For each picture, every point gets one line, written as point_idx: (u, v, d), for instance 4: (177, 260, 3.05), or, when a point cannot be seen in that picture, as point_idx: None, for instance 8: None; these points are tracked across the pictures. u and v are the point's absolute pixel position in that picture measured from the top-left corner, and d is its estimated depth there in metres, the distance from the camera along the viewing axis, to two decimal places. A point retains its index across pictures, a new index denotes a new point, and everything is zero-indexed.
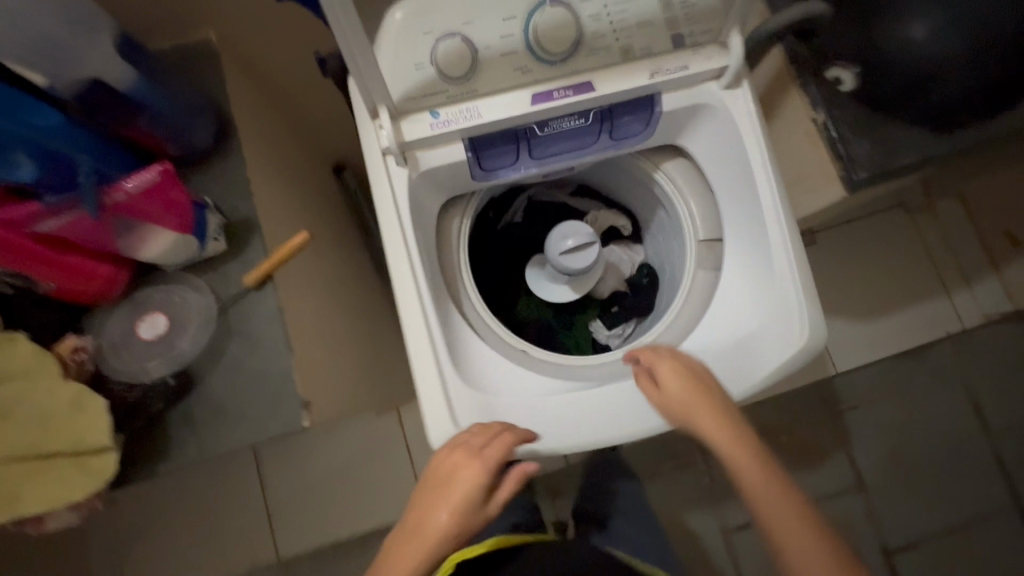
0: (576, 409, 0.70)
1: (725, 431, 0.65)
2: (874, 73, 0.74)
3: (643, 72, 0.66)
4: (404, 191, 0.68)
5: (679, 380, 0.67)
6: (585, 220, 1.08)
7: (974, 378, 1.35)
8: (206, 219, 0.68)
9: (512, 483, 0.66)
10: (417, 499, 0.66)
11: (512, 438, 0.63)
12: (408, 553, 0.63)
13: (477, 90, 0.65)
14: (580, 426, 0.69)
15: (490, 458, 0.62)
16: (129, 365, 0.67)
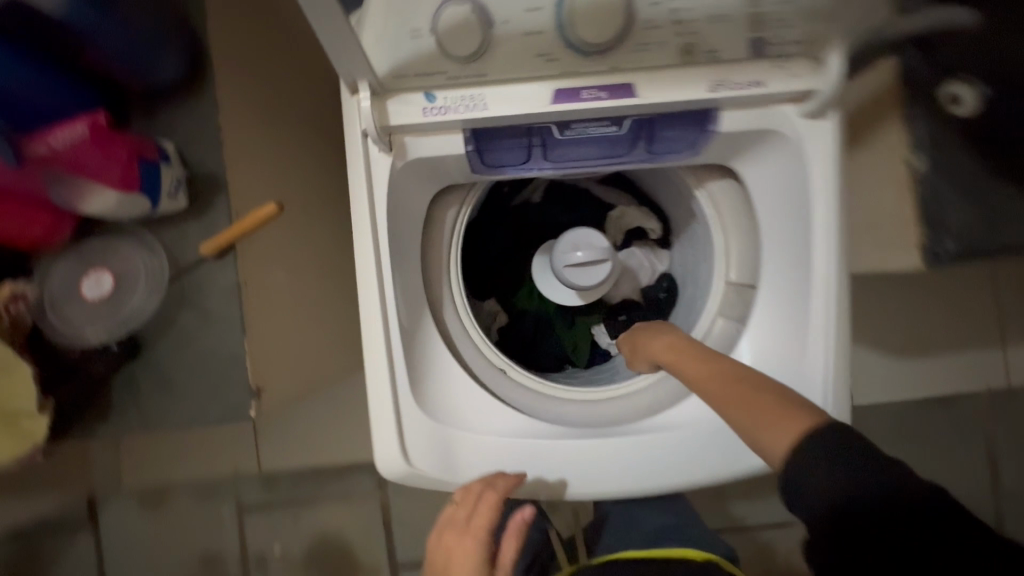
0: (542, 460, 0.62)
1: (667, 351, 0.64)
2: (1001, 109, 0.59)
3: (701, 83, 0.52)
4: (385, 182, 0.57)
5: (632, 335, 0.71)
6: (609, 214, 0.96)
7: (1003, 440, 1.22)
8: (157, 179, 0.59)
9: (515, 535, 0.65)
10: None
11: (495, 499, 0.59)
12: None
13: (486, 75, 0.51)
14: (542, 473, 0.62)
15: (480, 524, 0.60)
16: (70, 325, 0.62)
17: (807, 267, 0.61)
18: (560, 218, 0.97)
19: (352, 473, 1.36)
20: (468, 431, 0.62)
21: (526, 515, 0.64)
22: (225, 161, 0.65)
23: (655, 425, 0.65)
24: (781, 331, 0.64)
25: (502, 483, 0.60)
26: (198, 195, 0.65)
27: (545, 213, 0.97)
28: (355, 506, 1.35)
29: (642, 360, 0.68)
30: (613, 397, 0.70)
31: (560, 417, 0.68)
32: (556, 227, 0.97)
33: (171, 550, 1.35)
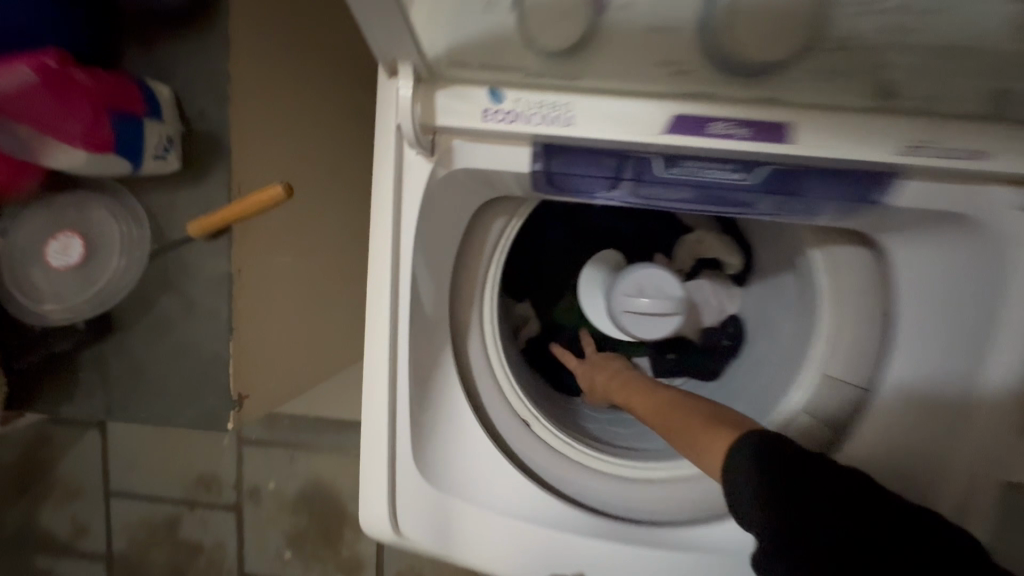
0: (559, 551, 0.52)
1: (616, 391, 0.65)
2: None
3: (892, 142, 0.35)
4: (419, 192, 0.43)
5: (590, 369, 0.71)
6: (686, 235, 0.78)
7: None
8: (137, 133, 0.47)
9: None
10: None
11: None
12: None
13: (578, 78, 0.36)
14: (552, 564, 0.52)
15: None
16: (30, 291, 0.52)
17: (966, 395, 0.46)
18: (623, 229, 0.80)
19: (351, 428, 1.36)
20: (473, 503, 0.51)
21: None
22: (230, 122, 0.52)
23: (700, 539, 0.53)
24: (907, 466, 0.48)
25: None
26: (192, 158, 0.53)
27: (605, 217, 0.79)
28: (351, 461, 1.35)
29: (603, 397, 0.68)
30: (656, 479, 0.58)
31: (585, 493, 0.57)
32: (618, 238, 0.79)
33: (172, 465, 1.39)
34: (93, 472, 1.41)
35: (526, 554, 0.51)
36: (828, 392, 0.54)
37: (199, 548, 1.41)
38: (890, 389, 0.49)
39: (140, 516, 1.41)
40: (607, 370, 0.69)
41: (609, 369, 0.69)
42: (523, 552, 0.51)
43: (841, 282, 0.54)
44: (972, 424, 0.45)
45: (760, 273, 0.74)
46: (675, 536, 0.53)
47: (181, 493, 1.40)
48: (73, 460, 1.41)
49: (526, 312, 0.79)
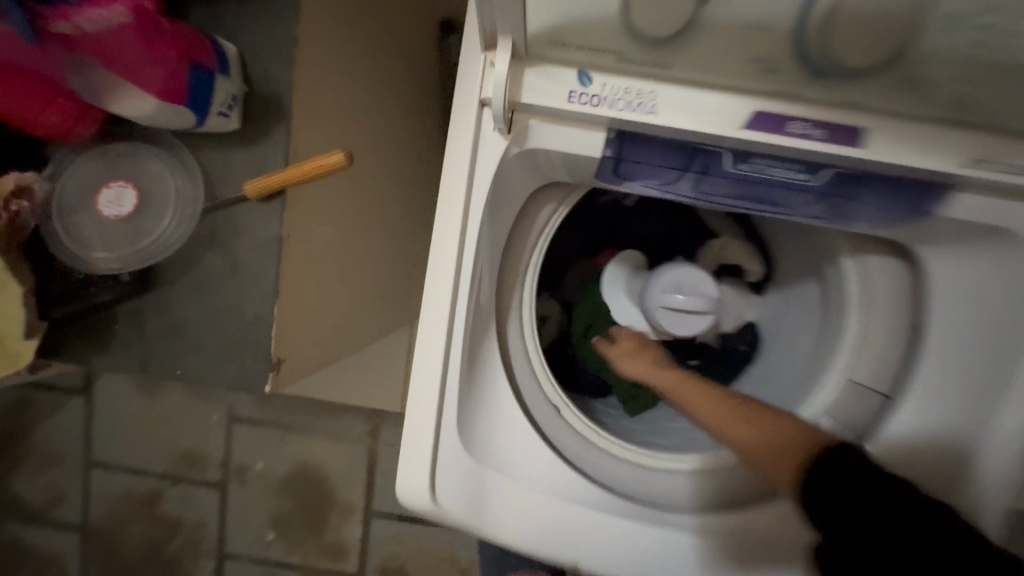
0: (598, 534, 0.52)
1: (658, 375, 0.58)
2: None
3: (951, 154, 0.38)
4: (492, 169, 0.44)
5: (634, 351, 0.62)
6: (710, 242, 0.75)
7: None
8: (210, 89, 0.46)
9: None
10: None
11: None
12: None
13: (668, 68, 0.38)
14: (591, 547, 0.52)
15: None
16: (81, 241, 0.52)
17: (992, 410, 0.47)
18: (648, 227, 0.78)
19: (347, 410, 1.35)
20: (509, 478, 0.52)
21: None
22: (294, 84, 0.52)
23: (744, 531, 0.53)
24: (927, 479, 0.49)
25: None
26: (252, 117, 0.53)
27: (632, 212, 0.78)
28: (345, 444, 1.34)
29: (634, 370, 0.61)
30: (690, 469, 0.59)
31: (617, 479, 0.58)
32: (642, 235, 0.78)
33: (161, 437, 1.37)
34: (78, 440, 1.39)
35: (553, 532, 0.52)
36: (854, 395, 0.56)
37: (182, 522, 1.38)
38: (911, 401, 0.52)
39: (124, 487, 1.38)
40: (645, 356, 0.61)
41: (643, 353, 0.62)
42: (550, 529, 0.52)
43: (872, 290, 0.56)
44: (992, 449, 0.47)
45: (780, 282, 0.73)
46: (717, 522, 0.54)
47: (169, 465, 1.37)
48: (58, 427, 1.39)
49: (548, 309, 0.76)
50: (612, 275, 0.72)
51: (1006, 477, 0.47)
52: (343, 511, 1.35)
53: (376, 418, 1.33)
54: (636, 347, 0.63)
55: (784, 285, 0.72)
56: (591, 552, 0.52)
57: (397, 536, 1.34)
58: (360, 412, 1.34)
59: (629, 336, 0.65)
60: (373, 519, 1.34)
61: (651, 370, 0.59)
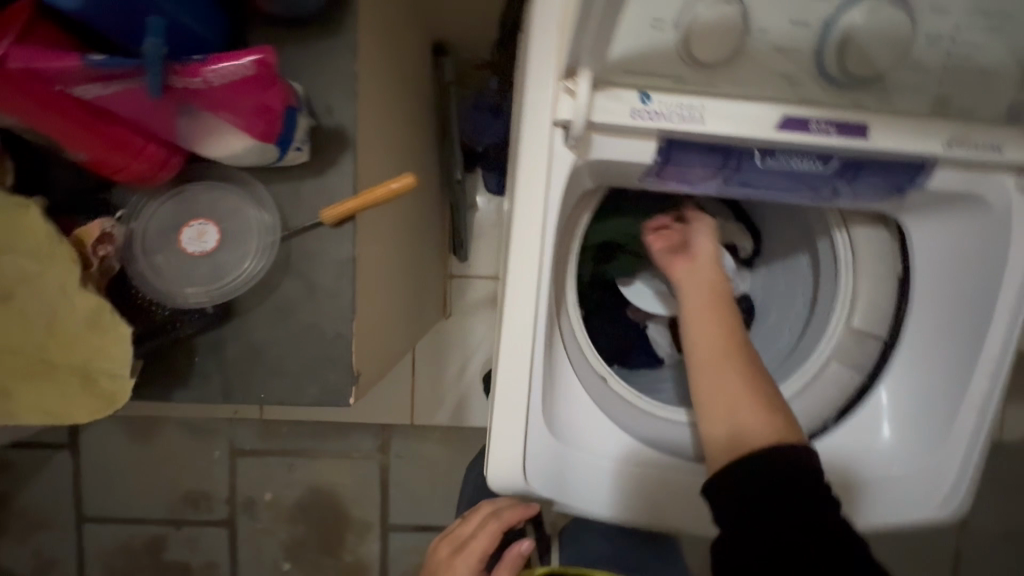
0: (619, 481, 0.59)
1: (701, 278, 0.65)
2: None
3: (934, 138, 0.47)
4: (561, 180, 0.50)
5: (694, 245, 0.67)
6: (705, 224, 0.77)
7: None
8: (295, 127, 0.49)
9: (511, 563, 0.64)
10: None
11: (495, 528, 0.63)
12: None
13: (713, 85, 0.45)
14: (613, 495, 0.59)
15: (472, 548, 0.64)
16: (166, 280, 0.55)
17: (972, 356, 0.56)
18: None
19: (354, 431, 1.32)
20: (579, 447, 0.59)
21: (522, 548, 0.64)
22: (358, 118, 0.57)
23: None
24: (925, 405, 0.59)
25: (508, 513, 0.63)
26: (320, 150, 0.57)
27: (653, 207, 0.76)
28: (358, 465, 1.32)
29: (674, 255, 0.67)
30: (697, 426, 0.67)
31: (652, 437, 0.64)
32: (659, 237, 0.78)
33: (161, 480, 1.32)
34: (68, 494, 1.32)
35: (620, 486, 0.59)
36: (850, 340, 0.64)
37: (196, 562, 1.34)
38: (905, 352, 0.61)
39: (128, 534, 1.33)
40: (700, 255, 0.66)
41: (696, 250, 0.67)
42: (617, 482, 0.59)
43: (858, 251, 0.63)
44: (975, 380, 0.56)
45: (768, 258, 0.77)
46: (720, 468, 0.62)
47: (174, 507, 1.33)
48: (41, 484, 1.32)
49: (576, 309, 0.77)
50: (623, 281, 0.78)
51: (989, 410, 0.56)
52: (362, 530, 1.34)
53: (386, 434, 1.31)
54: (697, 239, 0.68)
55: (773, 262, 0.76)
56: (605, 493, 0.59)
57: (421, 547, 1.35)
58: (369, 429, 1.31)
59: (705, 236, 0.68)
60: (391, 533, 1.33)
61: (694, 271, 0.65)
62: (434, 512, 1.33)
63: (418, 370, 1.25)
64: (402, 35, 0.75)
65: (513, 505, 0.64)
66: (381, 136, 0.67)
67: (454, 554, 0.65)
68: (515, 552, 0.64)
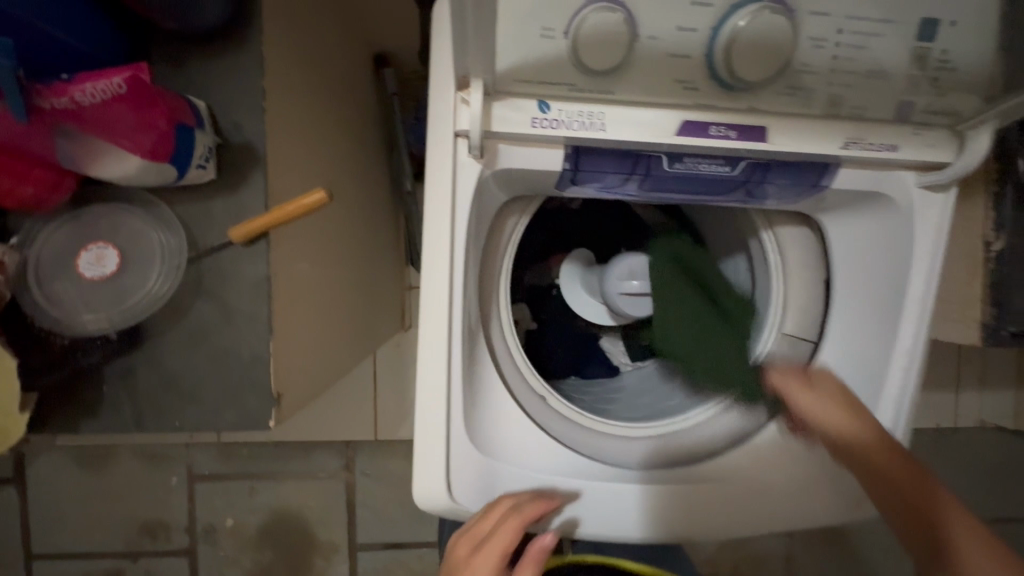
0: (608, 504, 0.59)
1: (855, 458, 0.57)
2: None
3: (832, 140, 0.47)
4: (470, 190, 0.49)
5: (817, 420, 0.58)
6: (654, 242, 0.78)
7: (997, 492, 1.17)
8: (193, 146, 0.48)
9: (536, 558, 0.57)
10: None
11: (516, 524, 0.54)
12: None
13: (611, 92, 0.45)
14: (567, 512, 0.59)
15: (489, 554, 0.55)
16: (65, 308, 0.52)
17: (885, 353, 0.58)
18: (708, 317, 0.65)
19: (315, 452, 1.28)
20: (513, 466, 0.58)
21: (546, 541, 0.57)
22: (266, 134, 0.55)
23: (684, 475, 0.62)
24: None
25: (529, 508, 0.55)
26: (227, 169, 0.55)
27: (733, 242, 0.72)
28: (322, 486, 1.28)
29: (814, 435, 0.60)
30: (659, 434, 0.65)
31: (609, 454, 0.63)
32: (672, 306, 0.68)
33: (116, 514, 1.27)
34: (14, 535, 1.26)
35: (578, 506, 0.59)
36: (790, 348, 0.64)
37: None
38: (830, 352, 0.62)
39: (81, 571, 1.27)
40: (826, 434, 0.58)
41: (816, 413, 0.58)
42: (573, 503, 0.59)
43: (788, 254, 0.64)
44: (886, 376, 0.57)
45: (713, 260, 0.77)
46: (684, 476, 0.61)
47: (129, 540, 1.27)
48: None
49: (519, 315, 0.76)
50: (564, 279, 0.77)
51: (905, 403, 0.57)
52: (328, 554, 1.30)
53: (349, 452, 1.27)
54: (806, 403, 0.58)
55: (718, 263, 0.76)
56: (601, 516, 0.59)
57: (389, 567, 1.31)
58: (331, 448, 1.28)
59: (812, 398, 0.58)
60: (359, 553, 1.30)
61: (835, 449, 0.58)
62: (403, 529, 1.30)
63: (379, 383, 1.23)
64: (326, 48, 0.74)
65: (532, 499, 0.57)
66: (304, 149, 0.65)
67: (472, 554, 0.56)
68: (537, 547, 0.57)
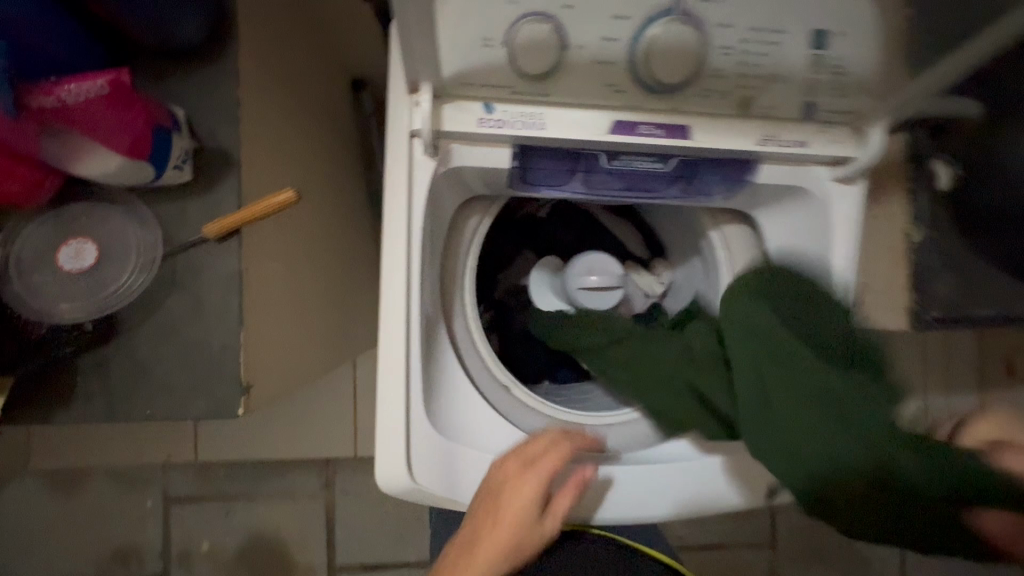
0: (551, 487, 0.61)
1: None
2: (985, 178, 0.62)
3: (748, 137, 0.53)
4: (425, 185, 0.55)
5: None
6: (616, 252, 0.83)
7: None
8: (169, 145, 0.53)
9: (573, 490, 0.60)
10: (482, 522, 0.59)
11: (567, 447, 0.61)
12: (488, 538, 0.59)
13: (548, 95, 0.51)
14: None
15: (541, 470, 0.60)
16: (43, 299, 0.55)
17: None
18: (818, 416, 0.55)
19: (293, 470, 1.28)
20: (471, 449, 0.61)
21: (586, 472, 0.61)
22: (240, 140, 0.60)
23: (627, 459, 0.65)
24: None
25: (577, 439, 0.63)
26: (202, 171, 0.59)
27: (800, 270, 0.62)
28: (300, 505, 1.27)
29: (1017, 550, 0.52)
30: (604, 423, 0.70)
31: None
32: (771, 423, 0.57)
33: (88, 538, 1.25)
34: None
35: None
36: None
37: None
38: None
39: None
40: None
41: None
42: None
43: (733, 251, 0.69)
44: None
45: (670, 266, 0.82)
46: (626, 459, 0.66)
47: (100, 566, 1.24)
48: None
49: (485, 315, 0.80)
50: (533, 282, 0.80)
51: None
52: None
53: (328, 470, 1.27)
54: None
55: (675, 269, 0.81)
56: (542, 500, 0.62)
57: None
58: (310, 466, 1.28)
59: None
60: None
61: None
62: (382, 548, 1.28)
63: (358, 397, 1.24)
64: (303, 71, 0.80)
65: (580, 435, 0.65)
66: (280, 159, 0.70)
67: (524, 469, 0.60)
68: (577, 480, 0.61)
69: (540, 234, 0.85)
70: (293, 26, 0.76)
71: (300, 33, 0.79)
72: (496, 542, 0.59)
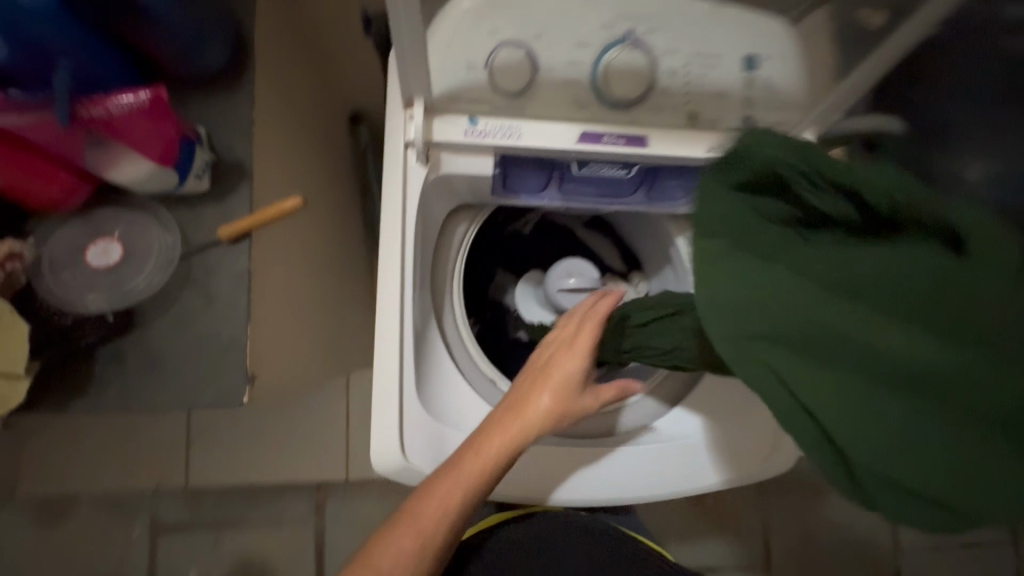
0: (536, 471, 0.66)
1: None
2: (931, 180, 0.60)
3: (697, 145, 0.62)
4: (417, 188, 0.63)
5: None
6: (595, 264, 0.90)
7: None
8: (193, 156, 0.60)
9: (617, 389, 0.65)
10: (529, 392, 0.60)
11: (611, 305, 0.62)
12: (533, 410, 0.59)
13: (524, 110, 0.59)
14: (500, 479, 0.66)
15: (588, 343, 0.61)
16: (71, 292, 0.61)
17: None
18: (882, 396, 0.41)
19: (284, 494, 1.28)
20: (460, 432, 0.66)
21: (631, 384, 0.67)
22: (254, 154, 0.68)
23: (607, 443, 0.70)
24: None
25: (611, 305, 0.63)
26: (219, 182, 0.67)
27: (819, 150, 0.48)
28: (290, 530, 1.26)
29: None
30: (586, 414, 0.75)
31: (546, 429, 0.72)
32: (862, 455, 0.41)
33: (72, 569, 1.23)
34: None
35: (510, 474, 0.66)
36: None
37: None
38: None
39: None
40: None
41: None
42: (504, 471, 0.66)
43: None
44: None
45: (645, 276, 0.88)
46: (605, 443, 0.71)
47: None
48: None
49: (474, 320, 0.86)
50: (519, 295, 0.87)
51: None
52: None
53: (319, 494, 1.27)
54: None
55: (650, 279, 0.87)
56: (527, 483, 0.66)
57: None
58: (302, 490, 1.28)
59: None
60: None
61: None
62: None
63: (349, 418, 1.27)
64: (308, 104, 0.89)
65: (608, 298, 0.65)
66: (287, 177, 0.78)
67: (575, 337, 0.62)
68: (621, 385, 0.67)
69: (523, 247, 0.92)
70: (301, 65, 0.86)
71: (306, 72, 0.89)
72: (541, 411, 0.59)
